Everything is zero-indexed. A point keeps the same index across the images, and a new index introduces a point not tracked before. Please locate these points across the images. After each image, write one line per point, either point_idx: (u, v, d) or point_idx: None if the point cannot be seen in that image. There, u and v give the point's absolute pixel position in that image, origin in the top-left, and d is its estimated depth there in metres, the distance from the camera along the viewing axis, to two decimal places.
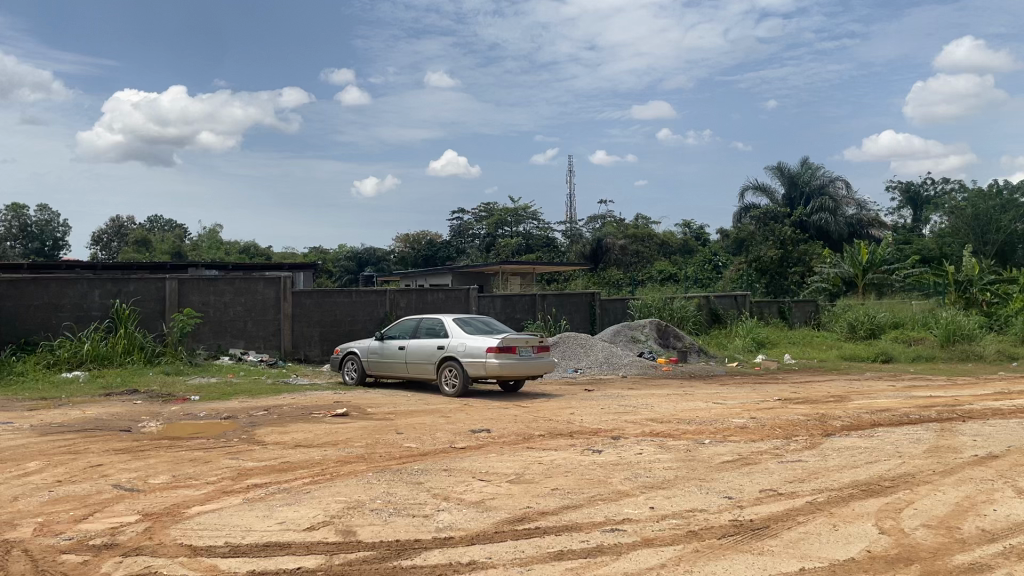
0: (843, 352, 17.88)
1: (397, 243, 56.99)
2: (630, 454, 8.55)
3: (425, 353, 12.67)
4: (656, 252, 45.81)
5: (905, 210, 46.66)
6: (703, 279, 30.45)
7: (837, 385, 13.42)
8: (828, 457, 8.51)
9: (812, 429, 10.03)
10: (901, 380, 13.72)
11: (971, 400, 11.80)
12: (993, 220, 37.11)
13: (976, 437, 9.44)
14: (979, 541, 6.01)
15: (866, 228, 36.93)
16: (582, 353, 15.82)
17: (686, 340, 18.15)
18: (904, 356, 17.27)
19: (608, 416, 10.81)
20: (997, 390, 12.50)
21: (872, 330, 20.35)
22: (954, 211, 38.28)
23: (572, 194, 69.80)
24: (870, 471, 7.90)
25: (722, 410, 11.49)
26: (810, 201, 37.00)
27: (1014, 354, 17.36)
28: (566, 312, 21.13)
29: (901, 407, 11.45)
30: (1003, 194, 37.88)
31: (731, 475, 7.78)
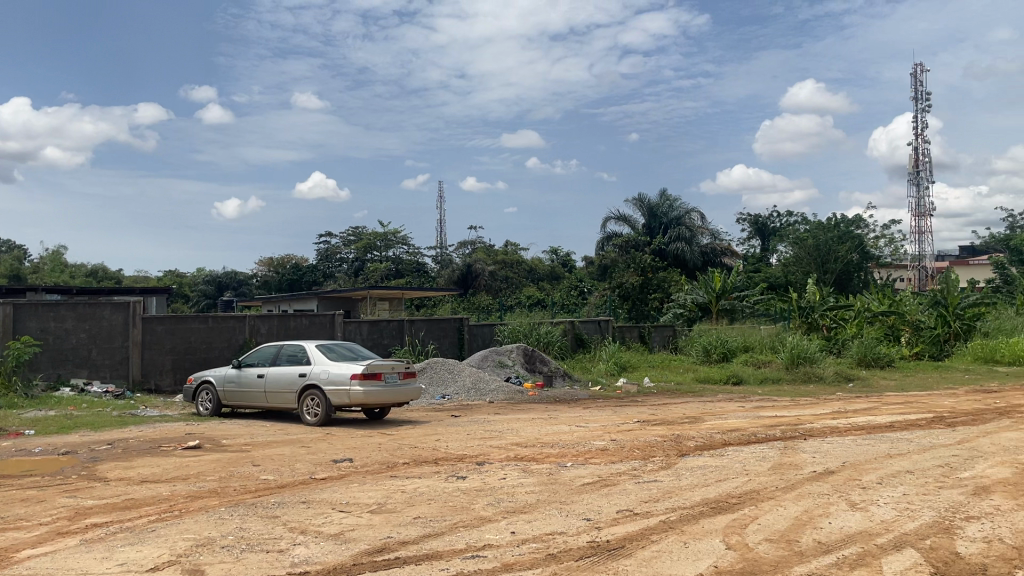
0: (699, 375, 18.69)
1: (260, 266, 55.28)
2: (494, 479, 8.60)
3: (285, 381, 12.30)
4: (524, 277, 46.67)
5: (755, 240, 49.55)
6: (569, 304, 31.17)
7: (692, 407, 14.03)
8: (682, 476, 8.86)
9: (668, 450, 10.42)
10: (750, 402, 14.50)
11: (811, 419, 12.62)
12: (832, 251, 39.93)
13: (816, 454, 10.11)
14: (816, 552, 6.41)
15: (719, 257, 38.95)
16: (449, 379, 15.81)
17: (553, 365, 18.47)
18: (753, 378, 18.27)
19: (473, 442, 10.83)
20: (835, 410, 13.42)
21: (725, 354, 21.43)
22: (798, 242, 40.96)
23: (442, 220, 70.21)
24: (719, 489, 8.28)
25: (584, 433, 11.75)
26: (668, 230, 38.53)
27: (850, 375, 18.71)
28: (434, 337, 21.04)
29: (750, 426, 12.09)
30: (841, 227, 40.87)
31: (590, 497, 7.95)
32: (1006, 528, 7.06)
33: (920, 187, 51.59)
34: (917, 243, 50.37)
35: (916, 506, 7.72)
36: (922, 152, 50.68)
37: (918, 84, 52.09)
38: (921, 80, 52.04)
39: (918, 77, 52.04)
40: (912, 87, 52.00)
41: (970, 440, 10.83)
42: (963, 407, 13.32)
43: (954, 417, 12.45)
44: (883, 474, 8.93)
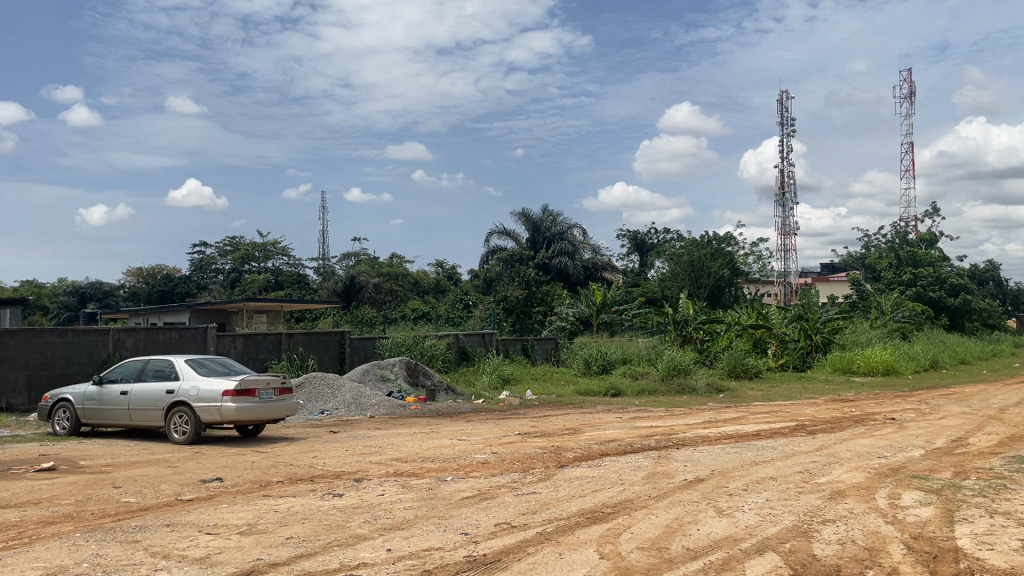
0: (579, 387, 19.01)
1: (128, 276, 52.53)
2: (371, 496, 8.45)
3: (152, 398, 11.72)
4: (409, 290, 46.36)
5: (633, 255, 51.08)
6: (454, 318, 31.16)
7: (572, 418, 14.25)
8: (559, 488, 8.99)
9: (547, 461, 10.56)
10: (627, 413, 14.87)
11: (684, 429, 13.06)
12: (705, 267, 41.65)
13: (687, 463, 10.48)
14: (684, 559, 6.63)
15: (600, 271, 40.11)
16: (328, 395, 15.47)
17: (436, 379, 18.39)
18: (631, 390, 18.74)
19: (351, 458, 10.62)
20: (706, 419, 13.96)
21: (604, 366, 21.93)
22: (674, 258, 42.50)
23: (326, 231, 68.99)
24: (595, 499, 8.46)
25: (465, 446, 11.74)
26: (552, 244, 39.17)
27: (721, 386, 19.49)
28: (314, 352, 20.57)
29: (626, 437, 12.41)
30: (713, 244, 42.74)
31: (469, 511, 7.94)
32: (859, 530, 7.53)
33: (786, 207, 54.62)
34: (782, 261, 53.24)
35: (778, 511, 8.11)
36: (787, 174, 53.70)
37: (783, 110, 55.25)
38: (786, 106, 55.21)
39: (784, 103, 55.19)
40: (778, 113, 55.13)
41: (828, 446, 11.50)
42: (822, 415, 14.13)
43: (814, 425, 13.19)
44: (749, 481, 9.36)
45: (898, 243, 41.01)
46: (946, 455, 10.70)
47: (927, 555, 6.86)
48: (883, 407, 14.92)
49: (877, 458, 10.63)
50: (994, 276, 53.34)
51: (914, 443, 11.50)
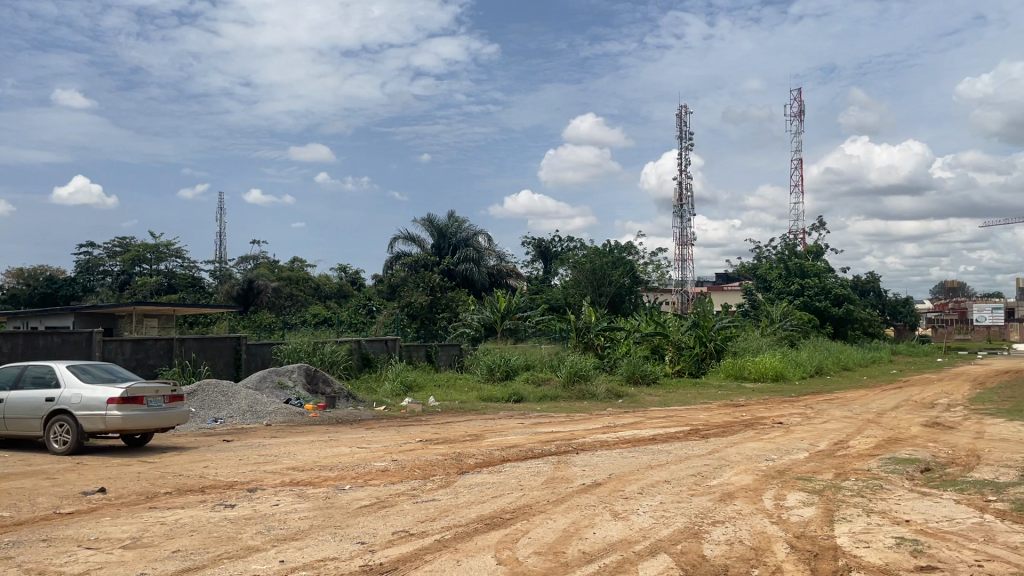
0: (482, 393, 19.05)
1: (6, 277, 49.45)
2: (265, 506, 8.23)
3: (29, 406, 11.09)
4: (310, 295, 45.47)
5: (537, 263, 51.63)
6: (356, 323, 30.72)
7: (474, 424, 14.28)
8: (459, 494, 8.99)
9: (448, 468, 10.55)
10: (529, 418, 15.01)
11: (584, 434, 13.28)
12: (607, 275, 42.53)
13: (585, 467, 10.66)
14: (579, 562, 6.74)
15: (505, 278, 40.49)
16: (222, 402, 15.00)
17: (337, 386, 18.08)
18: (533, 396, 18.92)
19: (246, 467, 10.33)
20: (605, 424, 14.24)
21: (507, 372, 22.04)
22: (577, 265, 43.18)
23: (223, 233, 66.91)
24: (494, 505, 8.50)
25: (365, 454, 11.59)
26: (457, 251, 39.16)
27: (620, 392, 19.91)
28: (207, 358, 19.88)
29: (527, 442, 12.52)
30: (615, 253, 43.68)
31: (367, 519, 7.85)
32: (746, 530, 7.83)
33: (684, 219, 56.35)
34: (680, 270, 54.88)
35: (670, 513, 8.35)
36: (685, 187, 55.41)
37: (682, 124, 57.08)
38: (684, 121, 56.99)
39: (682, 118, 56.95)
40: (677, 126, 56.92)
41: (719, 450, 11.92)
42: (715, 420, 14.62)
43: (707, 430, 13.64)
44: (644, 484, 9.60)
45: (788, 254, 42.91)
46: (828, 458, 11.26)
47: (809, 553, 7.19)
48: (772, 412, 15.57)
49: (765, 461, 11.09)
50: (874, 286, 56.49)
51: (799, 446, 12.05)
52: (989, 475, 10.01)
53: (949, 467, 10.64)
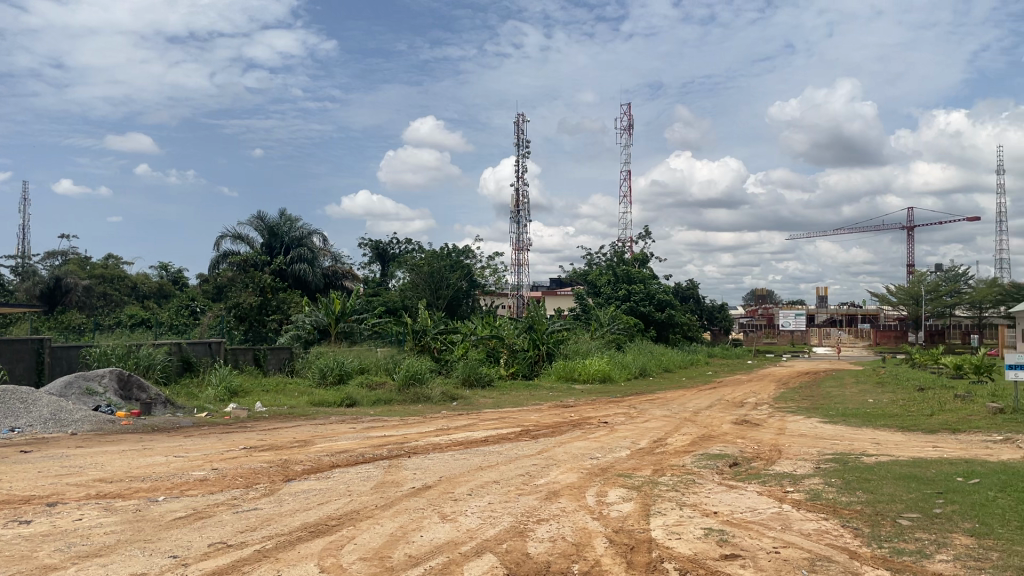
0: (312, 398, 18.55)
1: None
2: (66, 522, 7.61)
3: None
4: (126, 296, 42.52)
5: (374, 265, 51.04)
6: (178, 325, 29.04)
7: (302, 430, 13.89)
8: (283, 502, 8.71)
9: (272, 475, 10.19)
10: (361, 423, 14.79)
11: (416, 437, 13.24)
12: (444, 278, 42.67)
13: (415, 470, 10.63)
14: (405, 566, 6.72)
15: (340, 279, 39.97)
16: (21, 410, 13.74)
17: (153, 392, 17.01)
18: (366, 399, 18.65)
19: (45, 481, 9.50)
20: (438, 427, 14.25)
21: (341, 376, 21.54)
22: (414, 268, 43.00)
23: (27, 227, 61.34)
24: (319, 512, 8.30)
25: (183, 463, 10.97)
26: (290, 251, 37.97)
27: (454, 395, 20.00)
28: (4, 361, 18.12)
29: (358, 447, 12.32)
30: (452, 256, 43.97)
31: (181, 532, 7.44)
32: (569, 527, 8.10)
33: (520, 224, 57.53)
34: (516, 275, 55.97)
35: (498, 514, 8.48)
36: (521, 193, 56.62)
37: (520, 132, 58.42)
38: (521, 129, 58.28)
39: (520, 126, 58.27)
40: (516, 134, 58.19)
41: (547, 449, 12.24)
42: (545, 421, 15.01)
43: (537, 430, 13.97)
44: (473, 486, 9.69)
45: (616, 262, 44.80)
46: (648, 455, 11.85)
47: (626, 547, 7.54)
48: (598, 412, 16.17)
49: (590, 459, 11.50)
50: (694, 293, 60.09)
51: (622, 445, 12.60)
52: (788, 467, 10.90)
53: (754, 460, 11.46)
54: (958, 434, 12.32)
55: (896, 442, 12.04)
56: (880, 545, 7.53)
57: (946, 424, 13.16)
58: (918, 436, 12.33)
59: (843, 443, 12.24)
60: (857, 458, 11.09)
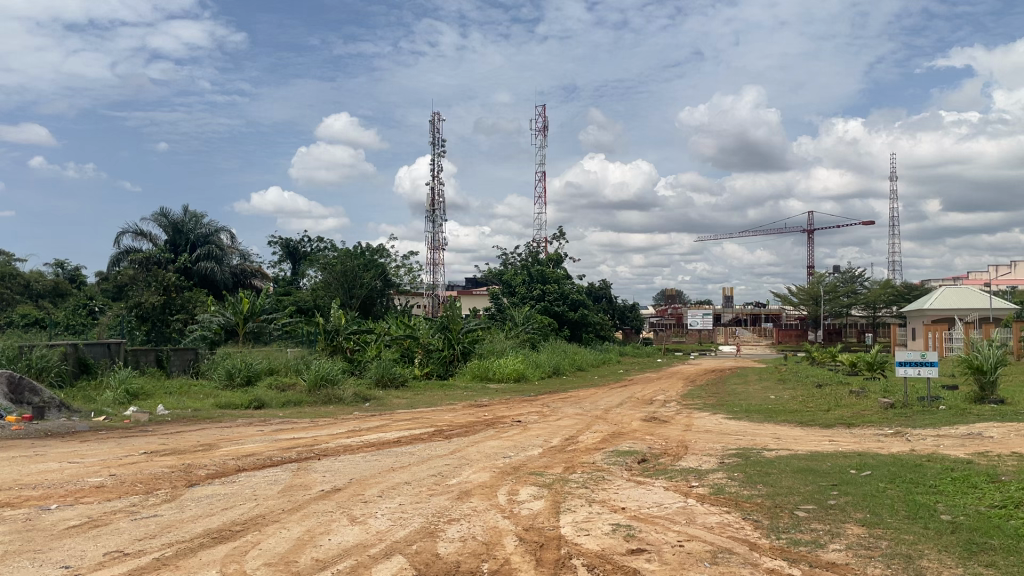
0: (218, 400, 18.04)
1: None
2: None
3: None
4: (17, 295, 40.37)
5: (285, 263, 49.99)
6: (75, 325, 27.74)
7: (207, 433, 13.49)
8: (185, 508, 8.44)
9: (174, 481, 9.86)
10: (270, 425, 14.46)
11: (327, 439, 13.03)
12: (357, 277, 42.08)
13: (325, 473, 10.47)
14: (311, 571, 6.60)
15: (249, 278, 39.10)
16: None
17: (46, 395, 16.24)
18: (275, 401, 18.26)
19: None
20: (349, 429, 14.07)
21: (248, 377, 20.99)
22: (327, 267, 42.28)
23: None
24: (223, 517, 8.09)
25: (77, 469, 10.49)
26: (196, 248, 36.83)
27: (366, 396, 19.80)
28: None
29: (266, 450, 12.05)
30: (366, 255, 43.45)
31: (74, 541, 7.12)
32: (479, 526, 8.12)
33: (435, 224, 57.34)
34: (431, 274, 55.74)
35: (408, 514, 8.44)
36: (436, 192, 56.40)
37: (435, 130, 58.24)
38: (437, 128, 58.09)
39: (435, 125, 58.10)
40: (431, 132, 58.00)
41: (460, 449, 12.25)
42: (458, 421, 15.00)
43: (450, 430, 13.96)
44: (384, 487, 9.60)
45: (531, 262, 45.15)
46: (559, 452, 11.98)
47: (536, 544, 7.61)
48: (512, 412, 16.25)
49: (503, 458, 11.56)
50: (607, 293, 61.14)
51: (534, 443, 12.72)
52: (694, 463, 11.22)
53: (662, 456, 11.74)
54: (853, 428, 12.91)
55: (796, 437, 12.53)
56: (778, 536, 7.82)
57: (841, 419, 13.77)
58: (816, 431, 12.88)
59: (746, 438, 12.66)
60: (759, 453, 11.51)
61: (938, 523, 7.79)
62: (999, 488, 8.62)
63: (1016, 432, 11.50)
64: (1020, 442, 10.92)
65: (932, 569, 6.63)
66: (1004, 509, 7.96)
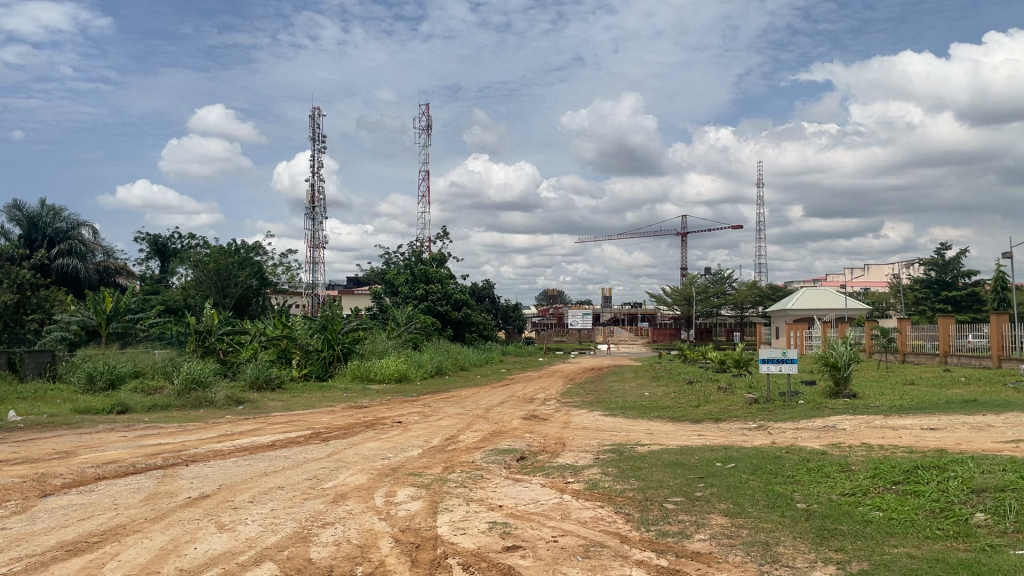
0: (77, 405, 17.01)
1: None
2: None
3: None
4: None
5: (153, 260, 47.73)
6: None
7: (63, 440, 12.70)
8: (36, 520, 7.92)
9: (26, 491, 9.24)
10: (134, 430, 13.76)
11: (196, 444, 12.53)
12: (231, 276, 40.64)
13: (193, 479, 10.06)
14: None
15: (113, 276, 37.15)
16: None
17: None
18: (141, 405, 17.40)
19: None
20: (221, 433, 13.58)
21: (111, 381, 19.91)
22: (198, 264, 40.57)
23: None
24: (81, 528, 7.65)
25: None
26: (54, 244, 34.72)
27: (240, 398, 19.21)
28: None
29: (129, 457, 11.46)
30: (241, 253, 42.04)
31: None
32: (355, 529, 8.02)
33: (315, 221, 56.15)
34: (311, 273, 54.53)
35: (280, 519, 8.23)
36: (316, 189, 55.28)
37: (316, 126, 57.11)
38: (317, 124, 56.93)
39: (315, 120, 56.94)
40: (311, 127, 56.82)
41: (338, 451, 12.05)
42: (336, 423, 14.75)
43: (328, 432, 13.71)
44: (255, 492, 9.32)
45: (414, 261, 44.86)
46: (439, 453, 11.97)
47: (411, 545, 7.58)
48: (392, 412, 16.15)
49: (380, 459, 11.45)
50: (490, 293, 61.59)
51: (414, 443, 12.66)
52: (571, 459, 11.46)
53: (540, 454, 11.93)
54: (720, 422, 13.52)
55: (667, 432, 13.01)
56: (648, 528, 8.09)
57: (710, 414, 14.40)
58: (686, 426, 13.41)
59: (620, 434, 13.04)
60: (632, 448, 11.87)
61: (794, 511, 8.26)
62: (849, 477, 9.24)
63: (865, 425, 12.34)
64: (869, 433, 11.73)
65: (788, 555, 7.02)
66: (852, 496, 8.52)
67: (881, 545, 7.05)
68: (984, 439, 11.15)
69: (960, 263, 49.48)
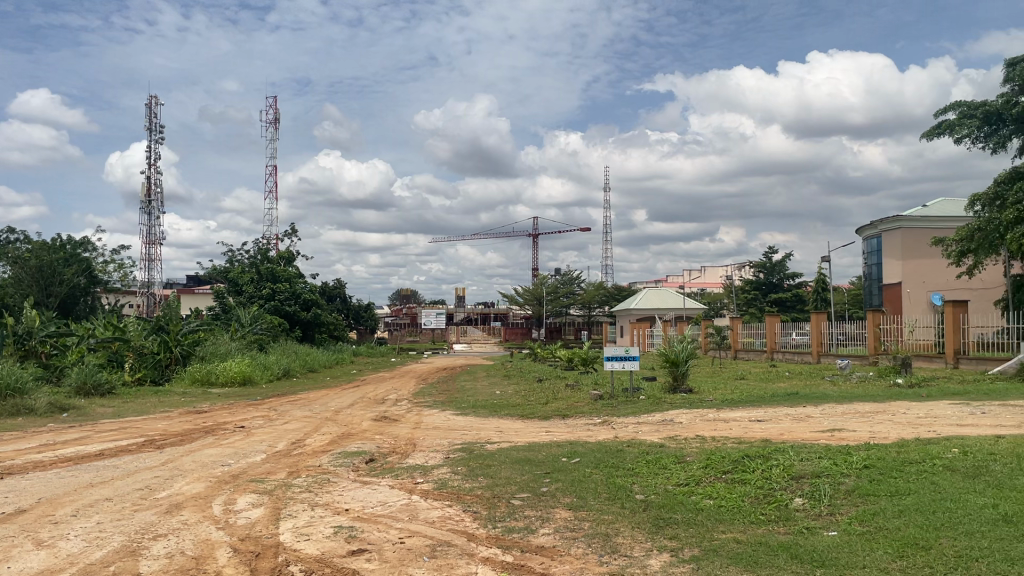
0: None
1: None
2: None
3: None
4: None
5: None
6: None
7: None
8: None
9: None
10: None
11: (12, 456, 11.52)
12: (55, 273, 37.77)
13: (8, 493, 9.25)
14: None
15: None
16: None
17: None
18: None
19: None
20: (41, 443, 12.56)
21: None
22: (16, 260, 37.33)
23: None
24: None
25: None
26: None
27: (64, 405, 17.87)
28: None
29: None
30: (67, 248, 39.13)
31: None
32: (189, 540, 7.65)
33: (152, 216, 53.01)
34: (147, 270, 51.56)
35: (106, 533, 7.72)
36: (153, 182, 52.28)
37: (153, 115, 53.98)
38: (154, 113, 53.81)
39: (152, 108, 53.78)
40: (147, 116, 53.61)
41: (173, 459, 11.44)
42: (172, 429, 13.99)
43: (162, 440, 12.98)
44: (79, 506, 8.69)
45: (260, 259, 43.26)
46: (284, 457, 11.62)
47: (251, 554, 7.31)
48: (234, 416, 15.51)
49: (220, 466, 10.98)
50: (341, 292, 60.51)
51: (257, 449, 12.22)
52: (420, 459, 11.44)
53: (389, 455, 11.84)
54: (567, 419, 13.89)
55: (516, 429, 13.23)
56: (494, 525, 8.20)
57: (557, 411, 14.76)
58: (534, 423, 13.69)
59: (471, 433, 13.13)
60: (482, 447, 11.96)
61: (633, 502, 8.63)
62: (683, 468, 9.73)
63: (700, 418, 13.03)
64: (703, 426, 12.41)
65: (626, 544, 7.33)
66: (686, 487, 8.99)
67: (711, 531, 7.48)
68: (803, 429, 12.06)
69: (785, 266, 53.27)
